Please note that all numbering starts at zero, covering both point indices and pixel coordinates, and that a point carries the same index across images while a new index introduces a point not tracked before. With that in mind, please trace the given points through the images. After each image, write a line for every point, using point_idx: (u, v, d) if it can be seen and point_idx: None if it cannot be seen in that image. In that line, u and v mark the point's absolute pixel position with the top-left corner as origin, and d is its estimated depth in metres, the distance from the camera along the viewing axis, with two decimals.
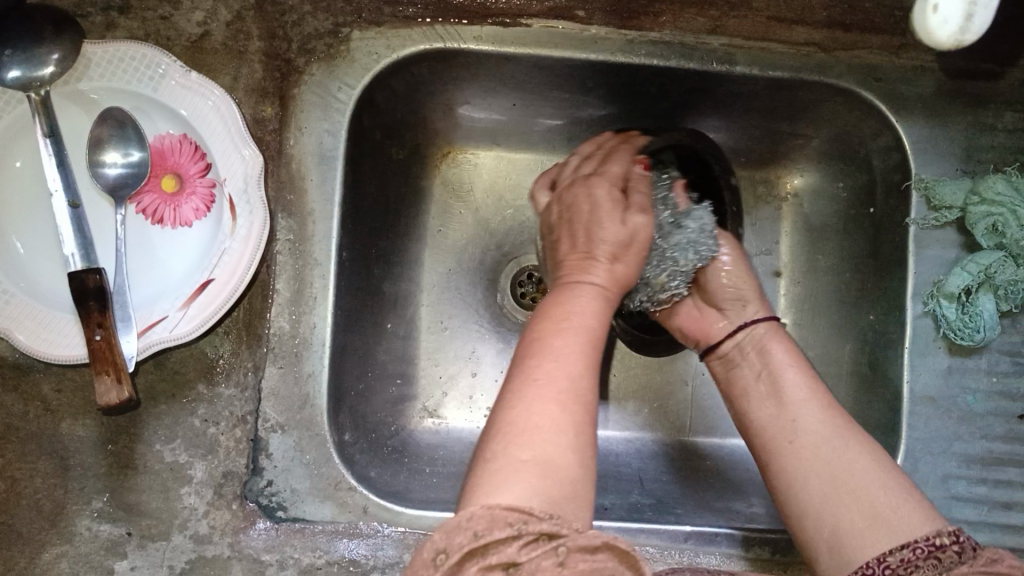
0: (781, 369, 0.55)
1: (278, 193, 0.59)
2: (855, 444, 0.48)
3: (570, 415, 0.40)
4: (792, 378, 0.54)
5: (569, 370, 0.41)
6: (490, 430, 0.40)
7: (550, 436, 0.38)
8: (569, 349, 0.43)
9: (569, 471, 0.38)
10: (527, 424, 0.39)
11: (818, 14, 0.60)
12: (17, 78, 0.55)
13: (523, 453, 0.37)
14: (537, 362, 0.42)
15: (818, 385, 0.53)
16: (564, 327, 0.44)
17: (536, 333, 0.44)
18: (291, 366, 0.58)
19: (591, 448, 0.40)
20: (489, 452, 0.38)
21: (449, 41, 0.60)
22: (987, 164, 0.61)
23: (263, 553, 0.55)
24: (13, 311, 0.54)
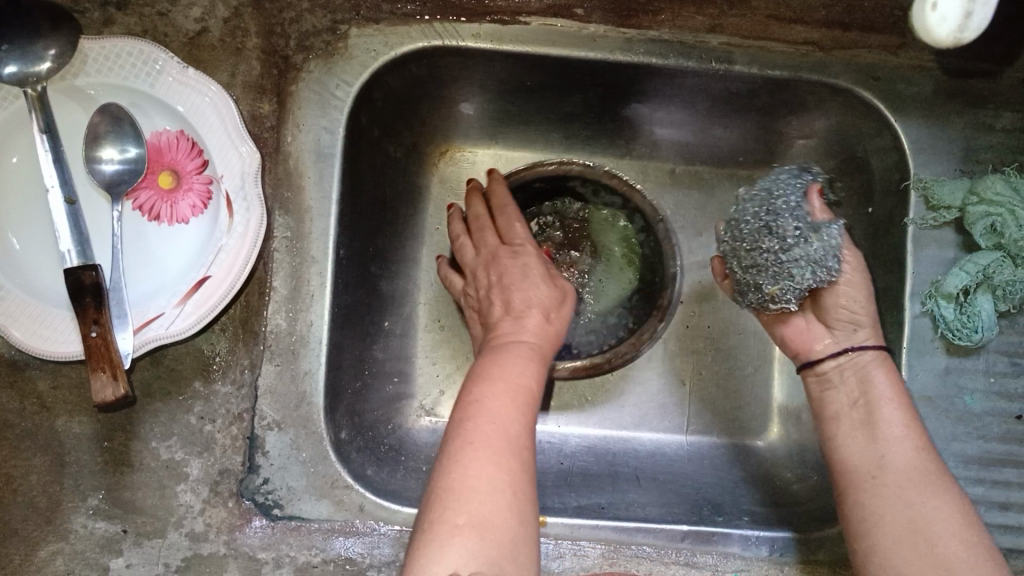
0: (879, 402, 0.55)
1: (275, 190, 0.58)
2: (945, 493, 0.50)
3: (505, 474, 0.43)
4: (889, 412, 0.55)
5: (502, 430, 0.45)
6: (432, 492, 0.44)
7: (484, 501, 0.42)
8: (504, 410, 0.46)
9: (504, 530, 0.42)
10: (462, 489, 0.42)
11: (818, 13, 0.59)
12: (13, 73, 0.55)
13: (458, 519, 0.41)
14: (470, 425, 0.45)
15: (913, 424, 0.54)
16: (494, 386, 0.48)
17: (472, 391, 0.48)
18: (288, 364, 0.58)
19: (527, 503, 0.44)
20: (431, 518, 0.42)
21: (447, 38, 0.60)
22: (986, 164, 0.61)
23: (260, 551, 0.55)
24: (11, 307, 0.54)
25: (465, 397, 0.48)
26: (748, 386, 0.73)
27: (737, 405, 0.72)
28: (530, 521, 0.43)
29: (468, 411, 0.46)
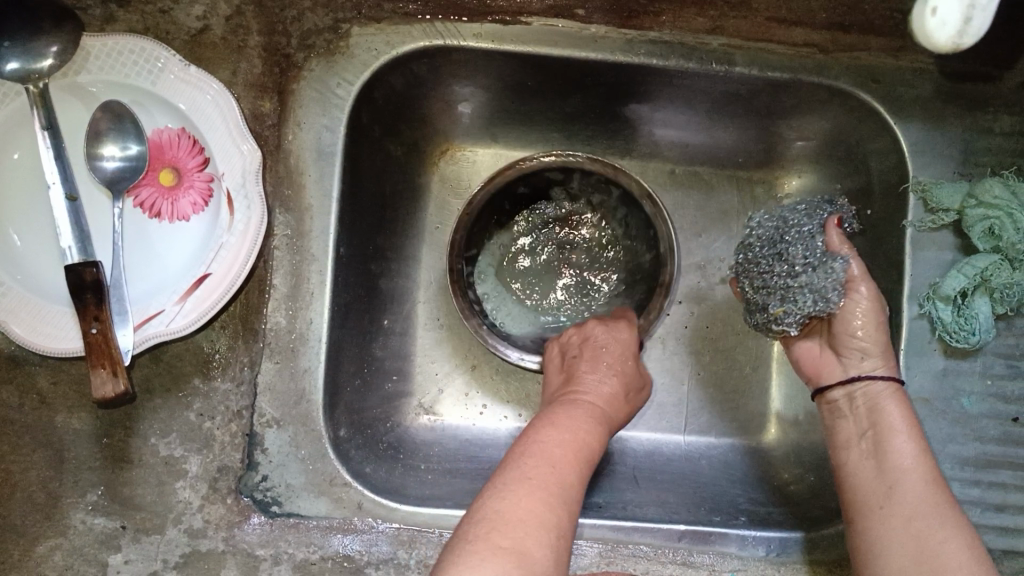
0: (891, 433, 0.54)
1: (276, 188, 0.59)
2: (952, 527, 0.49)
3: (558, 522, 0.44)
4: (899, 443, 0.54)
5: (566, 485, 0.47)
6: (474, 517, 0.44)
7: (534, 535, 0.42)
8: (573, 470, 0.48)
9: (543, 564, 0.41)
10: (517, 518, 0.42)
11: (818, 15, 0.60)
12: (16, 70, 0.54)
13: (503, 541, 0.41)
14: (540, 468, 0.47)
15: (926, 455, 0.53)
16: (573, 447, 0.50)
17: (538, 438, 0.50)
18: (287, 362, 0.58)
19: (567, 554, 0.44)
20: (473, 537, 0.42)
21: (447, 38, 0.60)
22: (984, 167, 0.61)
23: (258, 548, 0.55)
24: (11, 302, 0.54)
25: (541, 441, 0.49)
26: (747, 386, 0.73)
27: (735, 405, 0.73)
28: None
29: (543, 456, 0.48)
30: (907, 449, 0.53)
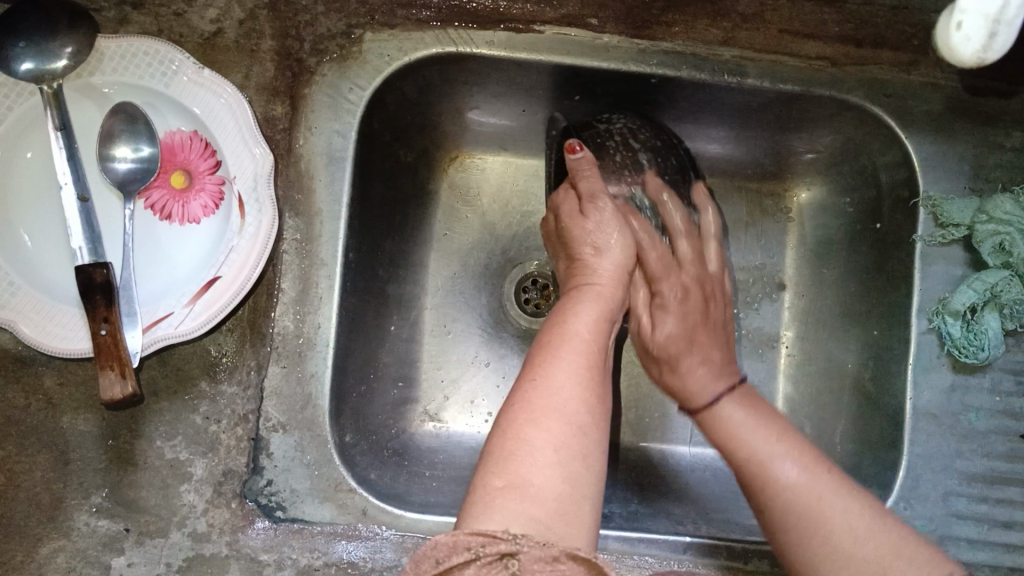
0: (742, 432, 0.52)
1: (286, 192, 0.59)
2: (845, 509, 0.45)
3: (553, 437, 0.43)
4: (757, 437, 0.51)
5: (557, 392, 0.46)
6: (484, 456, 0.44)
7: (529, 462, 0.42)
8: (564, 375, 0.47)
9: (550, 492, 0.41)
10: (509, 452, 0.43)
11: (830, 29, 0.60)
12: (29, 70, 0.55)
13: (499, 479, 0.41)
14: (531, 392, 0.46)
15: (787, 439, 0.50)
16: (565, 354, 0.49)
17: (539, 354, 0.49)
18: (294, 366, 0.58)
19: (582, 467, 0.43)
20: (476, 482, 0.42)
21: (462, 45, 0.60)
22: (995, 183, 0.61)
23: (262, 553, 0.55)
24: (19, 304, 0.54)
25: (535, 359, 0.49)
26: None
27: None
28: (585, 482, 0.43)
29: (529, 376, 0.47)
30: (777, 453, 0.49)
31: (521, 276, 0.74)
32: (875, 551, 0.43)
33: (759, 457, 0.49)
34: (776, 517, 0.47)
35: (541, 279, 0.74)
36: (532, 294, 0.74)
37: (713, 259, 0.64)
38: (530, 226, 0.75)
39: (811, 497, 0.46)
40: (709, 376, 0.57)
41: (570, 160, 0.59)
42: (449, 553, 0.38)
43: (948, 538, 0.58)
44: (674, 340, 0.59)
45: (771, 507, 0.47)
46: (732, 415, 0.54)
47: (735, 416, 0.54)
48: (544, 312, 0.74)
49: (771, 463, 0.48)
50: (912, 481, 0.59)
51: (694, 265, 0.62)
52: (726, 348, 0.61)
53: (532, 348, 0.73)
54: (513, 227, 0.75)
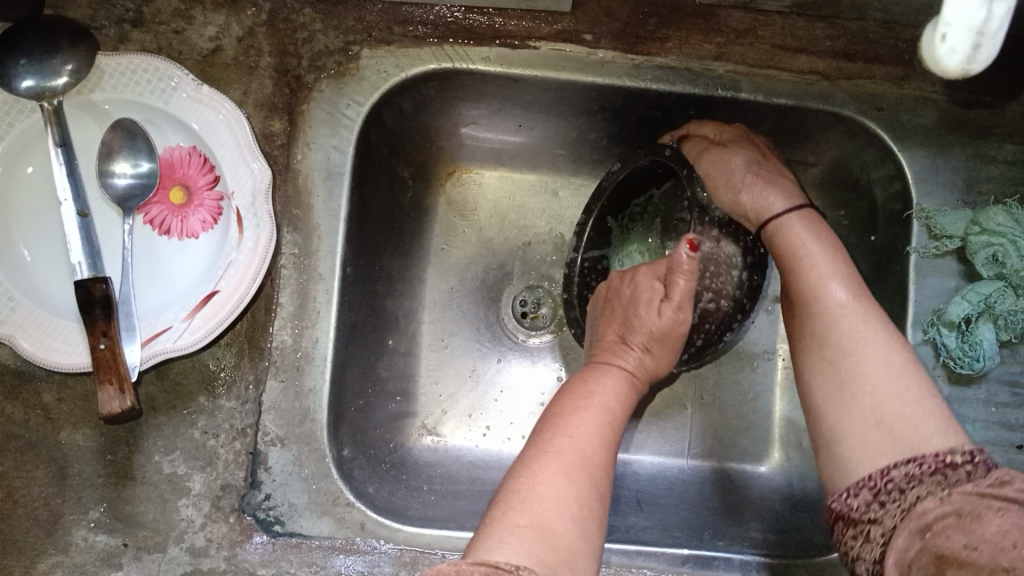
0: (801, 244, 0.56)
1: (284, 208, 0.59)
2: (885, 363, 0.48)
3: (574, 488, 0.46)
4: (835, 292, 0.52)
5: (583, 447, 0.48)
6: (500, 496, 0.46)
7: (546, 508, 0.44)
8: (588, 433, 0.50)
9: (565, 540, 0.43)
10: (530, 494, 0.44)
11: (823, 44, 0.61)
12: (30, 88, 0.55)
13: (521, 518, 0.43)
14: (555, 442, 0.48)
15: (860, 292, 0.53)
16: (588, 413, 0.51)
17: (562, 409, 0.52)
18: (292, 380, 0.58)
19: (592, 524, 0.45)
20: (493, 517, 0.44)
21: (458, 62, 0.61)
22: (987, 196, 0.62)
23: (260, 568, 0.55)
24: (18, 319, 0.54)
25: (559, 412, 0.51)
26: (751, 412, 0.73)
27: (739, 430, 0.73)
28: (592, 536, 0.45)
29: (557, 428, 0.49)
30: (830, 272, 0.54)
31: (520, 290, 0.75)
32: (901, 402, 0.46)
33: (820, 270, 0.54)
34: (819, 328, 0.52)
35: (538, 292, 0.75)
36: (529, 307, 0.75)
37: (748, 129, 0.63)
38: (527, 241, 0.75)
39: (856, 321, 0.50)
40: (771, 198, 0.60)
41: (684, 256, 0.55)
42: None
43: None
44: (752, 206, 0.59)
45: (823, 328, 0.52)
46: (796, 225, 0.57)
47: (795, 229, 0.57)
48: (540, 325, 0.75)
49: (825, 282, 0.53)
50: None
51: (756, 153, 0.61)
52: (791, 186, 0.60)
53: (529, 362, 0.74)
54: (510, 241, 0.75)
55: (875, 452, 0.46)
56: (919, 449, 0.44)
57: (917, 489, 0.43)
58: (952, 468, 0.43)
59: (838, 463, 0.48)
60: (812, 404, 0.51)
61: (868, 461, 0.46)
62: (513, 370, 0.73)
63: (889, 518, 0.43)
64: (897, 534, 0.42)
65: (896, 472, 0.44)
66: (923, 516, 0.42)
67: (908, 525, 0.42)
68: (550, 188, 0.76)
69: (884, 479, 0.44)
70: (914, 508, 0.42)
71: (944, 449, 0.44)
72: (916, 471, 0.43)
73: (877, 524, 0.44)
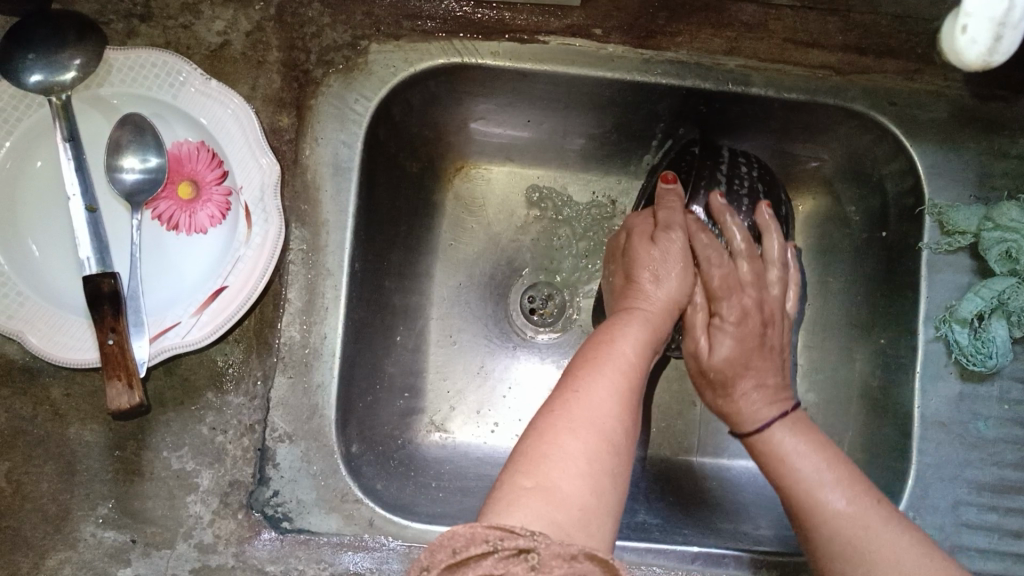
0: (780, 435, 0.56)
1: (292, 203, 0.59)
2: (891, 540, 0.48)
3: (587, 447, 0.44)
4: (834, 499, 0.51)
5: (596, 407, 0.46)
6: (510, 460, 0.44)
7: (559, 467, 0.42)
8: (605, 391, 0.48)
9: (576, 502, 0.41)
10: (539, 453, 0.43)
11: (835, 38, 0.60)
12: (39, 82, 0.55)
13: (527, 481, 0.41)
14: (569, 400, 0.46)
15: (841, 466, 0.53)
16: (605, 371, 0.49)
17: (581, 366, 0.50)
18: (300, 376, 0.58)
19: (607, 484, 0.43)
20: (503, 481, 0.42)
21: (466, 56, 0.60)
22: (1001, 191, 0.61)
23: (268, 564, 0.55)
24: (27, 314, 0.54)
25: (575, 372, 0.50)
26: None
27: None
28: (608, 496, 0.43)
29: (571, 386, 0.48)
30: (827, 481, 0.52)
31: (527, 286, 0.75)
32: None
33: (809, 484, 0.52)
34: (824, 541, 0.50)
35: (547, 290, 0.75)
36: (538, 303, 0.75)
37: (775, 283, 0.63)
38: (536, 236, 0.75)
39: (854, 529, 0.49)
40: (772, 397, 0.58)
41: (662, 189, 0.64)
42: (466, 544, 0.38)
43: (957, 547, 0.58)
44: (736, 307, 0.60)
45: (822, 536, 0.50)
46: (786, 441, 0.55)
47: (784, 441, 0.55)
48: (551, 321, 0.74)
49: (821, 489, 0.51)
50: (921, 490, 0.58)
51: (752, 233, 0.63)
52: (782, 373, 0.60)
53: (536, 358, 0.73)
54: (518, 237, 0.75)
55: None
56: None
57: None
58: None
59: None
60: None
61: None
62: (522, 366, 0.73)
63: None
64: None
65: None
66: None
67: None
68: (558, 184, 0.75)
69: None
70: None
71: None
72: None
73: None
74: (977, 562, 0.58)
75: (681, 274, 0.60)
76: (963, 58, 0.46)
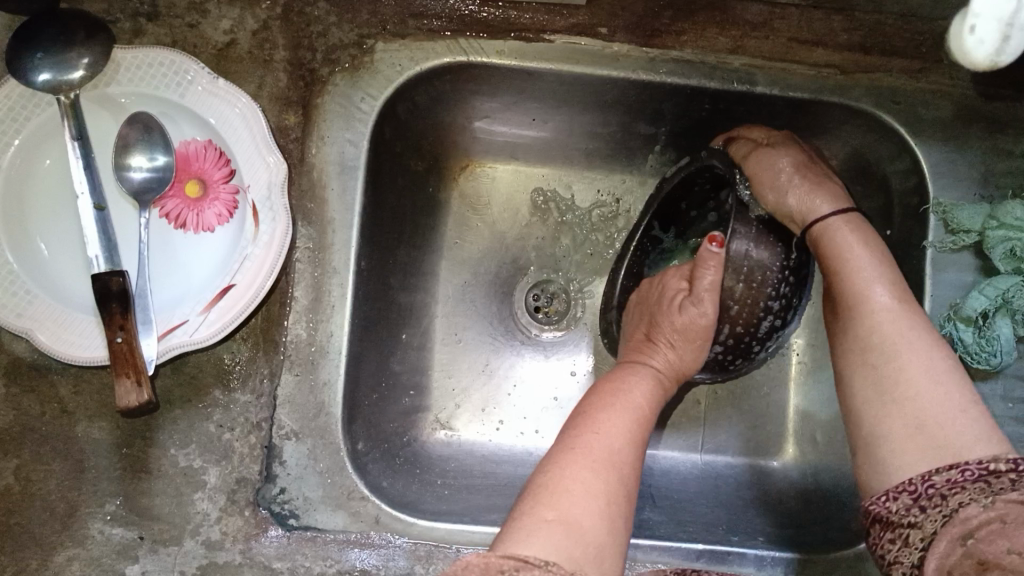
0: (846, 250, 0.56)
1: (299, 201, 0.59)
2: (929, 360, 0.49)
3: (604, 485, 0.46)
4: (880, 293, 0.53)
5: (611, 448, 0.48)
6: (526, 493, 0.46)
7: (577, 500, 0.44)
8: (619, 433, 0.50)
9: (593, 536, 0.43)
10: (559, 486, 0.45)
11: (839, 37, 0.61)
12: (46, 81, 0.55)
13: (549, 512, 0.43)
14: (586, 439, 0.49)
15: (892, 267, 0.54)
16: (618, 414, 0.52)
17: (593, 407, 0.53)
18: (306, 374, 0.58)
19: (620, 519, 0.45)
20: (521, 511, 0.44)
21: (472, 55, 0.60)
22: (1005, 189, 0.61)
23: (275, 561, 0.55)
24: (37, 313, 0.54)
25: (590, 411, 0.52)
26: (764, 408, 0.73)
27: (752, 425, 0.73)
28: (621, 530, 0.45)
29: (587, 427, 0.50)
30: (874, 277, 0.53)
31: (532, 285, 0.75)
32: (948, 399, 0.47)
33: (863, 275, 0.54)
34: (861, 328, 0.52)
35: (551, 288, 0.75)
36: (542, 302, 0.75)
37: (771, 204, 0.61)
38: (541, 234, 0.75)
39: (893, 325, 0.51)
40: (834, 204, 0.58)
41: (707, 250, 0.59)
42: (481, 573, 0.39)
43: None
44: (799, 207, 0.59)
45: (862, 325, 0.52)
46: (841, 234, 0.57)
47: (837, 236, 0.57)
48: (554, 320, 0.75)
49: (869, 287, 0.53)
50: None
51: (800, 156, 0.61)
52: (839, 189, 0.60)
53: (541, 355, 0.74)
54: (524, 235, 0.75)
55: (907, 462, 0.46)
56: (962, 459, 0.44)
57: (960, 496, 0.43)
58: (994, 475, 0.43)
59: (875, 443, 0.48)
60: (851, 406, 0.51)
61: (908, 466, 0.46)
62: (527, 364, 0.73)
63: (928, 524, 0.44)
64: (936, 540, 0.43)
65: (938, 478, 0.44)
66: (965, 523, 0.42)
67: (949, 530, 0.42)
68: (563, 182, 0.75)
69: (925, 483, 0.45)
70: (956, 515, 0.42)
71: (988, 457, 0.44)
72: (957, 477, 0.44)
73: (916, 529, 0.44)
74: None
75: (697, 348, 0.62)
76: (970, 59, 0.46)
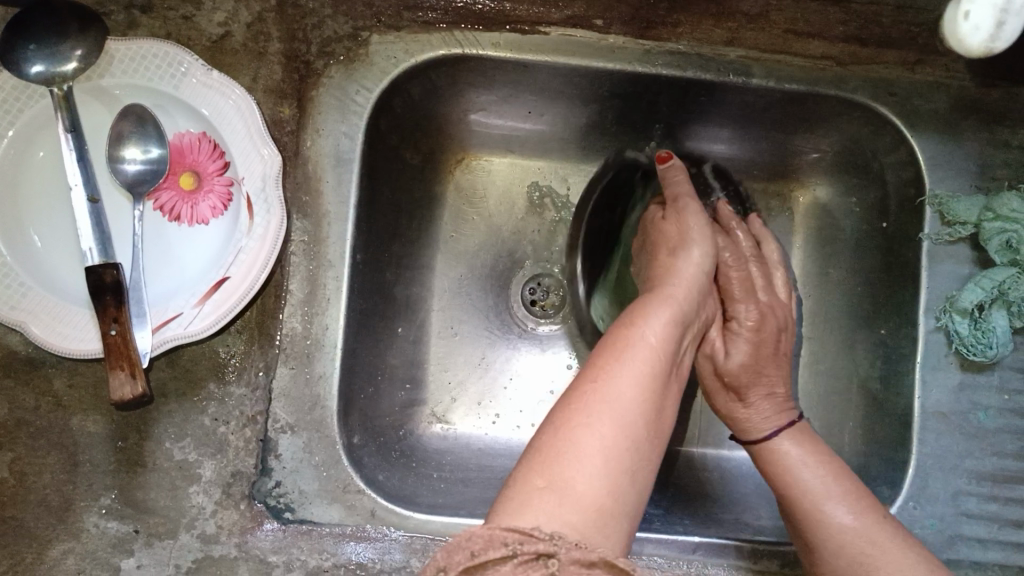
0: (797, 470, 0.55)
1: (294, 194, 0.59)
2: (900, 559, 0.48)
3: (605, 442, 0.42)
4: (836, 508, 0.51)
5: (617, 396, 0.45)
6: (526, 455, 0.43)
7: (574, 463, 0.41)
8: (627, 377, 0.46)
9: (593, 501, 0.40)
10: (555, 449, 0.42)
11: (835, 29, 0.60)
12: (39, 73, 0.55)
13: (541, 479, 0.41)
14: (589, 388, 0.45)
15: (845, 480, 0.53)
16: (630, 354, 0.47)
17: (605, 346, 0.48)
18: (302, 367, 0.58)
19: (624, 477, 0.42)
20: (516, 479, 0.42)
21: (467, 47, 0.60)
22: (1002, 181, 0.61)
23: (270, 554, 0.55)
24: (30, 305, 0.54)
25: (598, 354, 0.48)
26: None
27: None
28: (625, 491, 0.42)
29: (593, 374, 0.46)
30: (832, 495, 0.52)
31: (528, 279, 0.75)
32: None
33: (812, 495, 0.52)
34: (829, 555, 0.51)
35: (548, 281, 0.75)
36: (539, 295, 0.75)
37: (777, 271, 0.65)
38: (537, 227, 0.75)
39: (861, 543, 0.49)
40: (772, 402, 0.59)
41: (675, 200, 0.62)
42: (483, 545, 0.38)
43: (956, 537, 0.58)
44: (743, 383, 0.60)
45: (829, 552, 0.51)
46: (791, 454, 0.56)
47: (789, 454, 0.56)
48: (551, 314, 0.75)
49: (822, 502, 0.52)
50: (921, 481, 0.59)
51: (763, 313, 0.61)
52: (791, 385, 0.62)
53: (537, 349, 0.73)
54: (520, 229, 0.75)
55: None
56: None
57: None
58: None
59: None
60: None
61: None
62: (523, 358, 0.73)
63: None
64: None
65: None
66: None
67: None
68: (559, 175, 0.75)
69: None
70: None
71: None
72: None
73: None
74: (977, 552, 0.58)
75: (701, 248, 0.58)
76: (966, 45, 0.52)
